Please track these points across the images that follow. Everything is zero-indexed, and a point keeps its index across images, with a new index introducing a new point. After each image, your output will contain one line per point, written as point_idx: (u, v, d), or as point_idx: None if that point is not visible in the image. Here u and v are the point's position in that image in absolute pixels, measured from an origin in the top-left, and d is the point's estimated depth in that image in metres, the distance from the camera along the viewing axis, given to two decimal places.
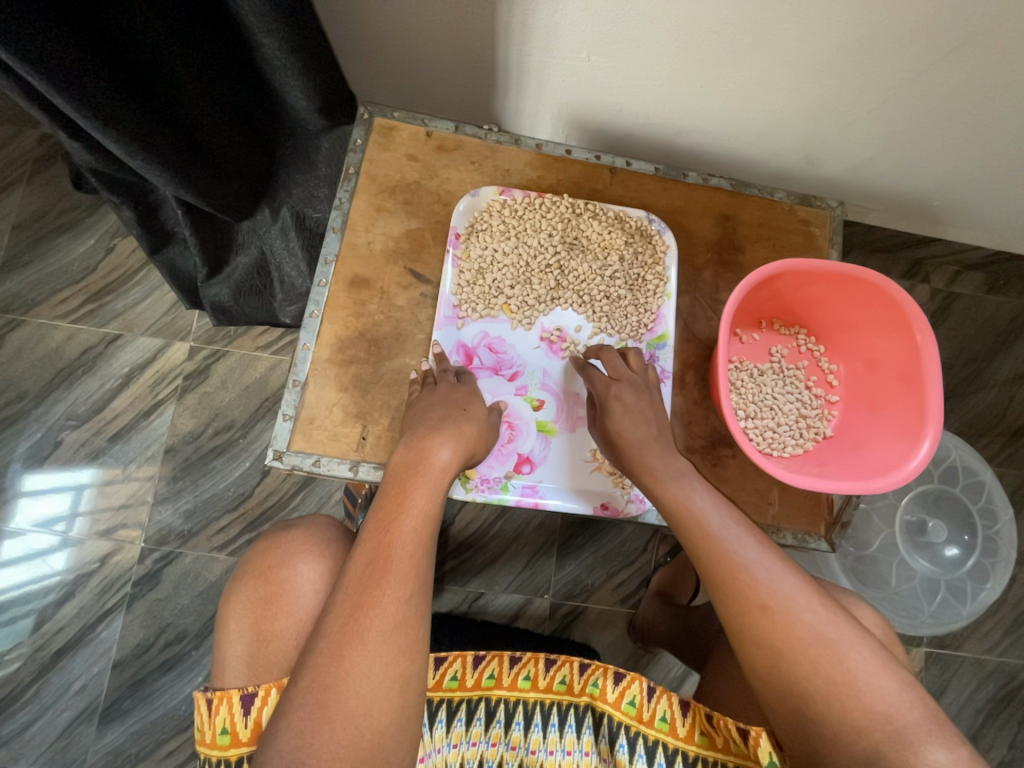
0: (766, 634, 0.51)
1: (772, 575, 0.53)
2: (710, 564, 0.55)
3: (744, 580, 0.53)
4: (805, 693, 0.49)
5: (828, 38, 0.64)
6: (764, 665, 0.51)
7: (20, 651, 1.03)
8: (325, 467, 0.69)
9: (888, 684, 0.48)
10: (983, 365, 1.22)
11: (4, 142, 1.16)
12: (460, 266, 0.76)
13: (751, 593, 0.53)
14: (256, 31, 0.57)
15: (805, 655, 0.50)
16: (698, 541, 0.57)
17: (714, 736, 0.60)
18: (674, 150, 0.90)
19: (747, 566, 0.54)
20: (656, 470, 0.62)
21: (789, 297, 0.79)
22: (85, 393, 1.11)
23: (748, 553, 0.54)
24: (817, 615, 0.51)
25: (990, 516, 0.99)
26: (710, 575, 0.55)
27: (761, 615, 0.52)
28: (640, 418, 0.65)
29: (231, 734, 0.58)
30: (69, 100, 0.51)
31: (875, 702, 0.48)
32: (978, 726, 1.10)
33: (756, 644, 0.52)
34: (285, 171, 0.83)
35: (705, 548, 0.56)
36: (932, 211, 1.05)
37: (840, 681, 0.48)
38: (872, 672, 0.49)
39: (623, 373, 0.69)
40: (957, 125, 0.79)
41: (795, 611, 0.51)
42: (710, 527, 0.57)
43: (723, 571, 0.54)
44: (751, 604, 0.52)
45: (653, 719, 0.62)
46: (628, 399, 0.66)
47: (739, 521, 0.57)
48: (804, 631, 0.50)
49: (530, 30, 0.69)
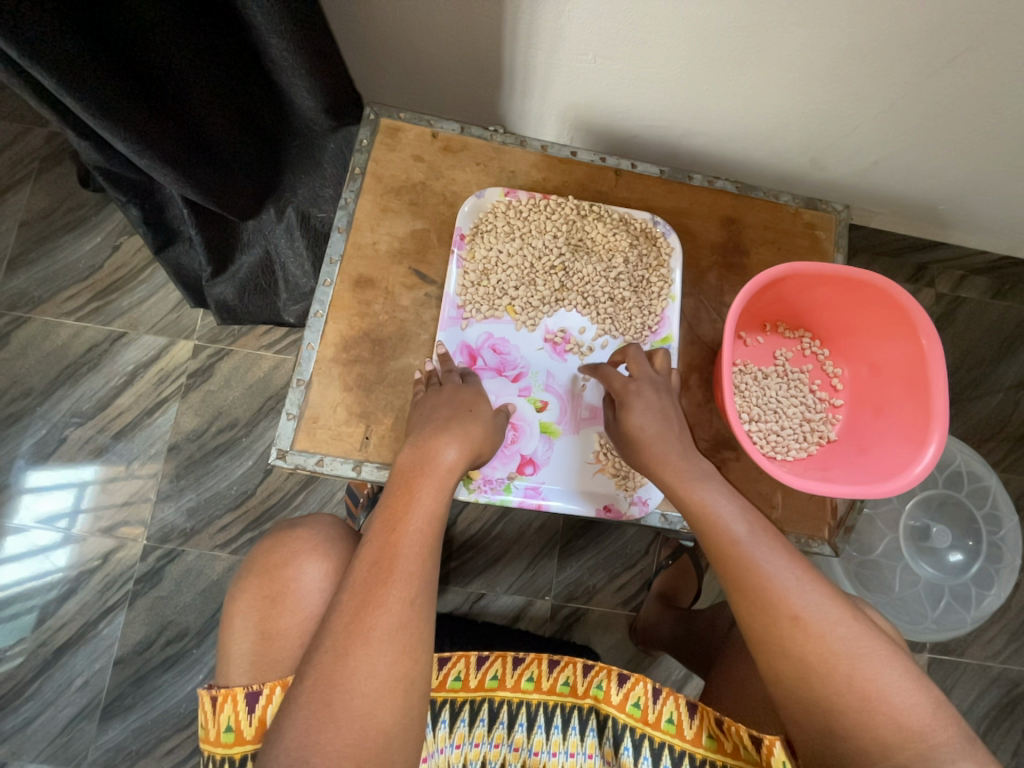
0: (796, 646, 0.51)
1: (802, 586, 0.52)
2: (732, 567, 0.55)
3: (774, 591, 0.52)
4: (834, 707, 0.49)
5: (835, 42, 0.64)
6: (792, 677, 0.51)
7: (23, 647, 1.04)
8: (328, 467, 0.69)
9: (919, 700, 0.48)
10: (988, 370, 1.21)
11: (11, 140, 1.16)
12: (465, 267, 0.76)
13: (782, 604, 0.52)
14: (264, 32, 0.58)
15: (836, 669, 0.49)
16: (717, 545, 0.56)
17: (723, 740, 0.60)
18: (679, 152, 0.90)
19: (764, 570, 0.53)
20: (680, 473, 0.61)
21: (793, 301, 0.79)
22: (90, 390, 1.11)
23: (777, 563, 0.54)
24: (849, 627, 0.51)
25: (994, 521, 0.99)
26: (735, 583, 0.54)
27: (793, 626, 0.51)
28: (661, 416, 0.65)
29: (236, 732, 0.58)
30: (77, 99, 0.51)
31: (906, 716, 0.47)
32: (982, 733, 1.09)
33: (785, 656, 0.51)
34: (291, 172, 0.84)
35: (733, 555, 0.55)
36: (938, 215, 1.04)
37: (872, 695, 0.48)
38: (902, 687, 0.49)
39: (644, 370, 0.69)
40: (964, 129, 0.79)
41: (826, 624, 0.51)
42: (738, 535, 0.56)
43: (744, 577, 0.54)
44: (781, 616, 0.51)
45: (659, 721, 0.62)
46: (648, 397, 0.66)
47: (765, 529, 0.56)
48: (836, 644, 0.50)
49: (537, 32, 0.69)
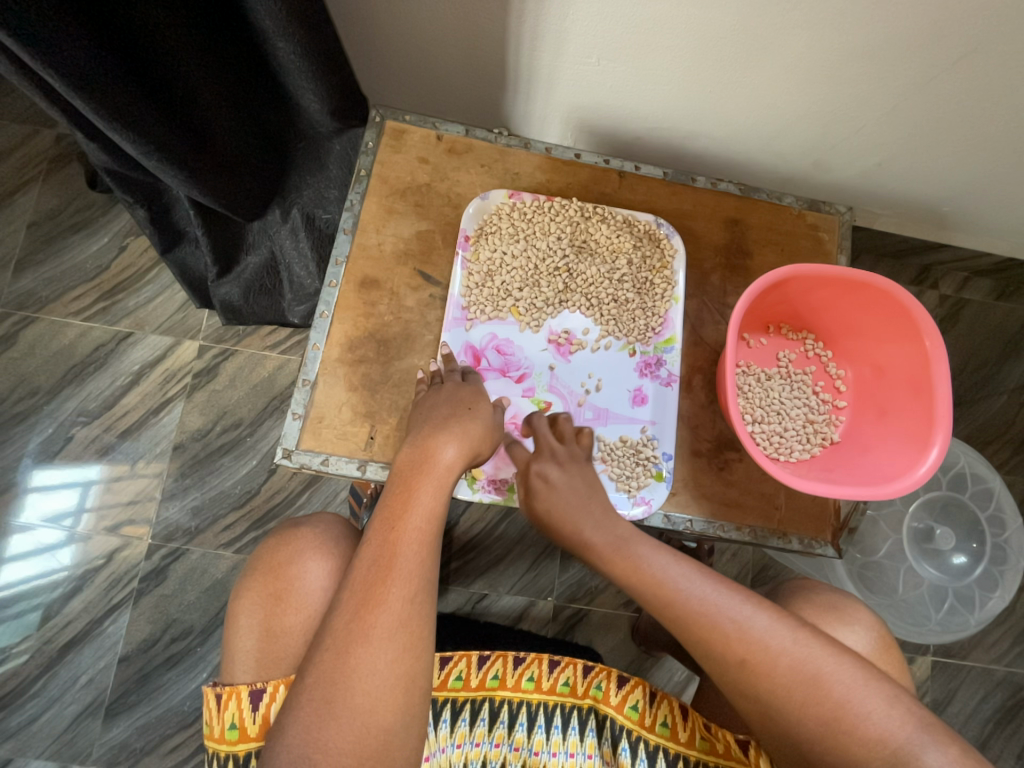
0: (751, 688, 0.51)
1: (744, 627, 0.53)
2: (681, 627, 0.55)
3: (717, 640, 0.53)
4: (801, 734, 0.50)
5: (837, 44, 0.65)
6: (756, 714, 0.52)
7: (28, 645, 1.04)
8: (333, 466, 0.69)
9: (874, 709, 0.49)
10: (992, 373, 1.21)
11: (20, 141, 1.17)
12: (469, 269, 0.76)
13: (726, 651, 0.52)
14: (272, 35, 0.58)
15: (791, 697, 0.50)
16: (662, 609, 0.56)
17: (714, 742, 0.61)
18: (683, 154, 0.90)
19: (714, 623, 0.53)
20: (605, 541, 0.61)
21: (797, 302, 0.80)
22: (96, 389, 1.12)
23: (718, 610, 0.54)
24: (796, 653, 0.51)
25: (998, 525, 0.98)
26: (684, 636, 0.55)
27: (742, 670, 0.52)
28: (567, 492, 0.64)
29: (241, 730, 0.59)
30: (88, 101, 0.53)
31: (866, 730, 0.48)
32: (986, 736, 1.09)
33: (745, 697, 0.52)
34: (297, 172, 0.85)
35: (674, 614, 0.55)
36: (942, 217, 1.04)
37: (830, 716, 0.49)
38: (857, 696, 0.49)
39: (544, 447, 0.68)
40: (967, 131, 0.79)
41: (772, 657, 0.51)
42: (675, 591, 0.56)
43: (695, 635, 0.54)
44: (730, 662, 0.52)
45: (654, 725, 0.63)
46: (553, 477, 0.65)
47: (699, 574, 0.57)
48: (786, 675, 0.51)
49: (541, 35, 0.70)
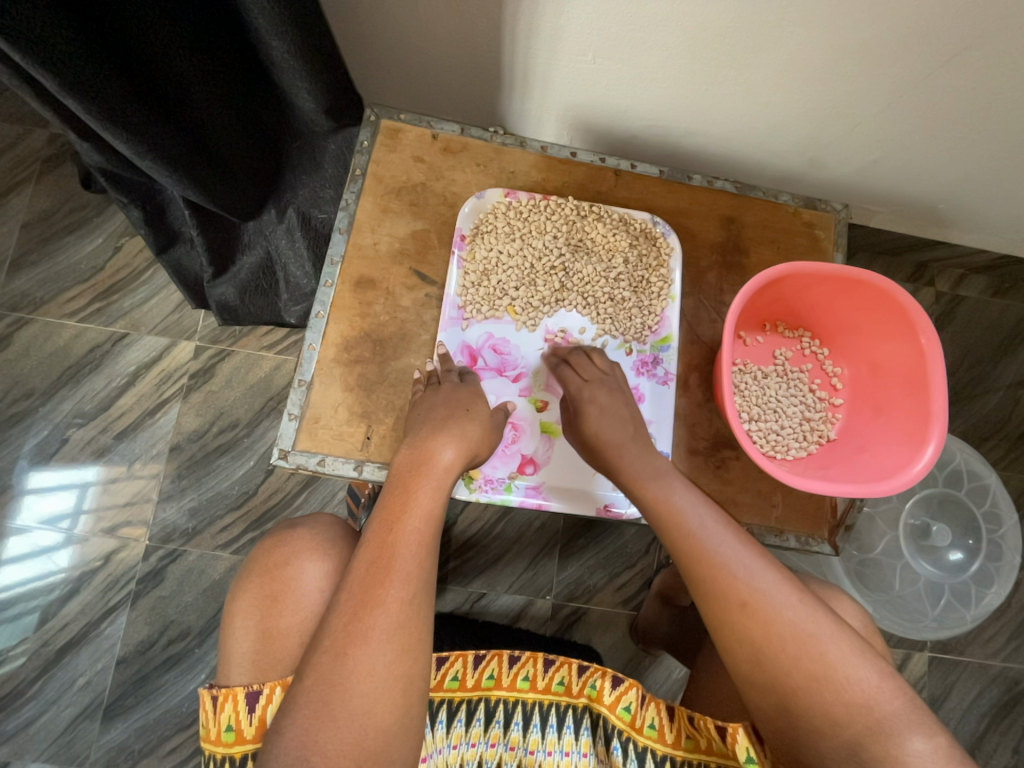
0: (746, 632, 0.52)
1: (753, 573, 0.54)
2: (691, 563, 0.56)
3: (722, 581, 0.54)
4: (787, 688, 0.50)
5: (830, 42, 0.65)
6: (746, 662, 0.52)
7: (25, 647, 1.04)
8: (329, 466, 0.69)
9: (866, 674, 0.49)
10: (987, 370, 1.21)
11: (14, 142, 1.16)
12: (465, 267, 0.76)
13: (731, 590, 0.53)
14: (266, 35, 0.58)
15: (784, 650, 0.50)
16: (678, 541, 0.58)
17: (699, 739, 0.61)
18: (679, 153, 0.90)
19: (725, 563, 0.54)
20: (641, 472, 0.63)
21: (793, 300, 0.80)
22: (92, 390, 1.12)
23: (730, 552, 0.55)
24: (798, 610, 0.52)
25: (994, 520, 0.99)
26: (691, 572, 0.56)
27: (742, 613, 0.52)
28: (617, 417, 0.67)
29: (237, 732, 0.59)
30: (82, 102, 0.52)
31: (852, 691, 0.48)
32: (982, 731, 1.10)
33: (739, 643, 0.52)
34: (292, 172, 0.84)
35: (687, 548, 0.57)
36: (938, 214, 1.04)
37: (821, 674, 0.49)
38: (850, 663, 0.49)
39: (593, 374, 0.72)
40: (961, 128, 0.79)
41: (774, 608, 0.52)
42: (693, 525, 0.57)
43: (702, 571, 0.55)
44: (731, 603, 0.53)
45: (643, 726, 0.63)
46: (602, 401, 0.68)
47: (721, 519, 0.58)
48: (783, 627, 0.51)
49: (536, 34, 0.70)
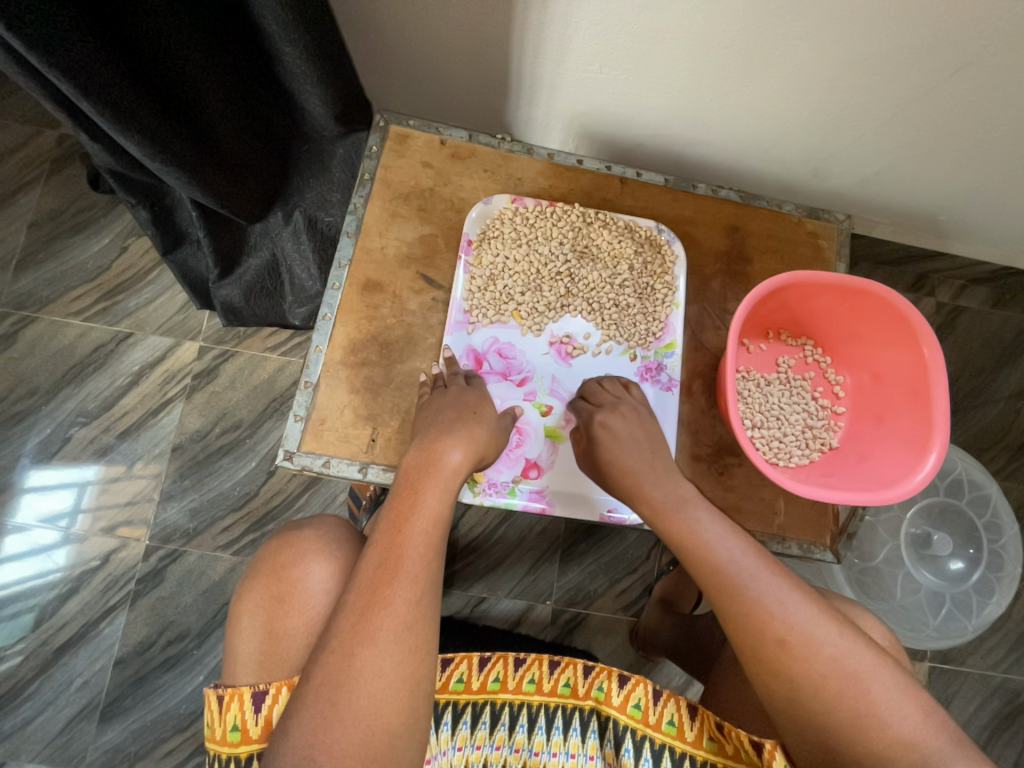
0: (785, 669, 0.51)
1: (790, 609, 0.53)
2: (724, 599, 0.55)
3: (759, 617, 0.53)
4: (829, 725, 0.49)
5: (834, 55, 0.66)
6: (784, 698, 0.51)
7: (23, 646, 1.04)
8: (335, 468, 0.69)
9: (909, 711, 0.49)
10: (988, 380, 1.22)
11: (22, 142, 1.17)
12: (472, 272, 0.76)
13: (768, 627, 0.52)
14: (277, 40, 0.59)
15: (826, 687, 0.50)
16: (709, 575, 0.56)
17: (723, 743, 0.60)
18: (683, 162, 0.91)
19: (761, 600, 0.53)
20: (667, 502, 0.62)
21: (796, 309, 0.80)
22: (96, 390, 1.12)
23: (765, 586, 0.54)
24: (838, 645, 0.51)
25: (995, 529, 0.99)
26: (725, 610, 0.55)
27: (780, 650, 0.52)
28: (632, 443, 0.66)
29: (242, 731, 0.59)
30: (93, 104, 0.53)
31: (897, 730, 0.48)
32: (983, 743, 1.10)
33: (777, 680, 0.52)
34: (299, 175, 0.85)
35: (720, 583, 0.55)
36: (940, 225, 1.05)
37: (863, 712, 0.49)
38: (892, 700, 0.49)
39: (607, 399, 0.71)
40: (963, 141, 0.80)
41: (813, 644, 0.51)
42: (725, 559, 0.56)
43: (737, 608, 0.54)
44: (769, 641, 0.52)
45: (660, 722, 0.63)
46: (615, 427, 0.67)
47: (754, 551, 0.57)
48: (824, 664, 0.51)
49: (543, 43, 0.71)
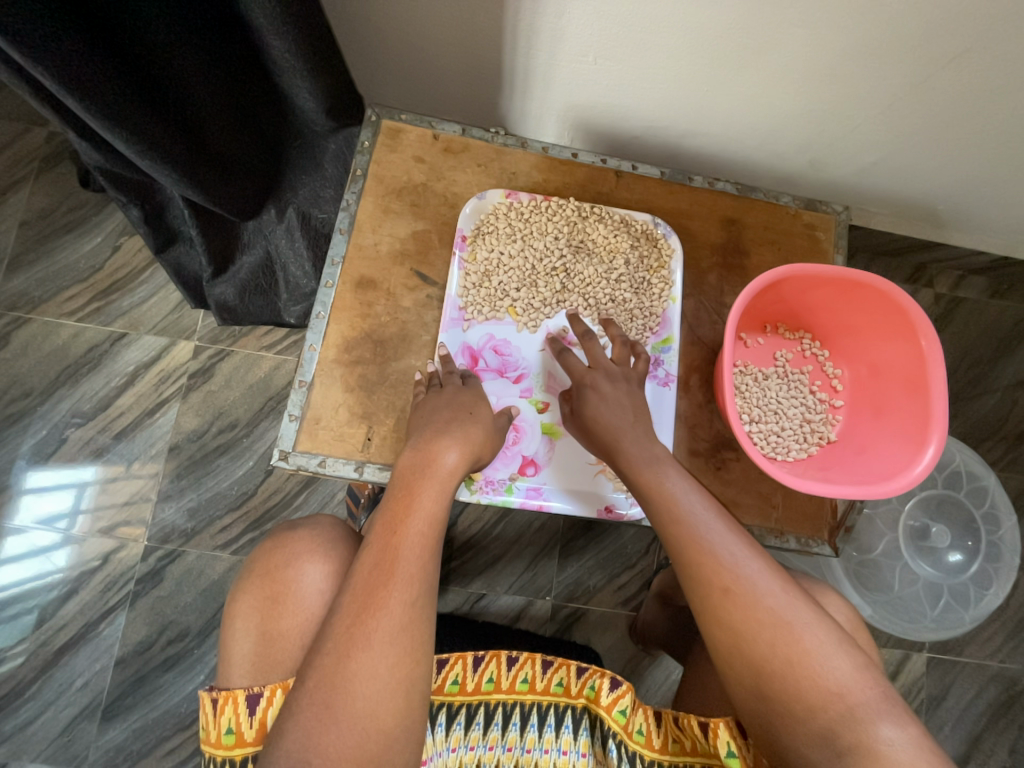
0: (726, 615, 0.52)
1: (739, 561, 0.54)
2: (681, 548, 0.56)
3: (708, 563, 0.54)
4: (764, 672, 0.49)
5: (832, 44, 0.65)
6: (725, 645, 0.52)
7: (23, 647, 1.04)
8: (330, 467, 0.69)
9: (840, 663, 0.49)
10: (986, 370, 1.22)
11: (12, 141, 1.16)
12: (467, 268, 0.76)
13: (715, 575, 0.53)
14: (266, 33, 0.58)
15: (762, 635, 0.50)
16: (668, 525, 0.57)
17: (684, 741, 0.61)
18: (679, 154, 0.90)
19: (713, 549, 0.54)
20: (637, 457, 0.62)
21: (793, 301, 0.80)
22: (91, 390, 1.12)
23: (717, 539, 0.55)
24: (778, 597, 0.52)
25: (993, 521, 0.99)
26: (680, 557, 0.56)
27: (724, 597, 0.52)
28: (619, 405, 0.66)
29: (237, 734, 0.59)
30: (80, 102, 0.52)
31: (825, 679, 0.48)
32: (979, 732, 1.10)
33: (718, 625, 0.52)
34: (291, 172, 0.84)
35: (676, 533, 0.56)
36: (937, 216, 1.05)
37: (794, 659, 0.49)
38: (826, 651, 0.49)
39: (601, 361, 0.71)
40: (961, 130, 0.79)
41: (755, 594, 0.52)
42: (684, 510, 0.57)
43: (691, 555, 0.55)
44: (714, 588, 0.53)
45: (631, 732, 0.63)
46: (604, 388, 0.68)
47: (713, 507, 0.58)
48: (763, 613, 0.51)
49: (536, 33, 0.69)
